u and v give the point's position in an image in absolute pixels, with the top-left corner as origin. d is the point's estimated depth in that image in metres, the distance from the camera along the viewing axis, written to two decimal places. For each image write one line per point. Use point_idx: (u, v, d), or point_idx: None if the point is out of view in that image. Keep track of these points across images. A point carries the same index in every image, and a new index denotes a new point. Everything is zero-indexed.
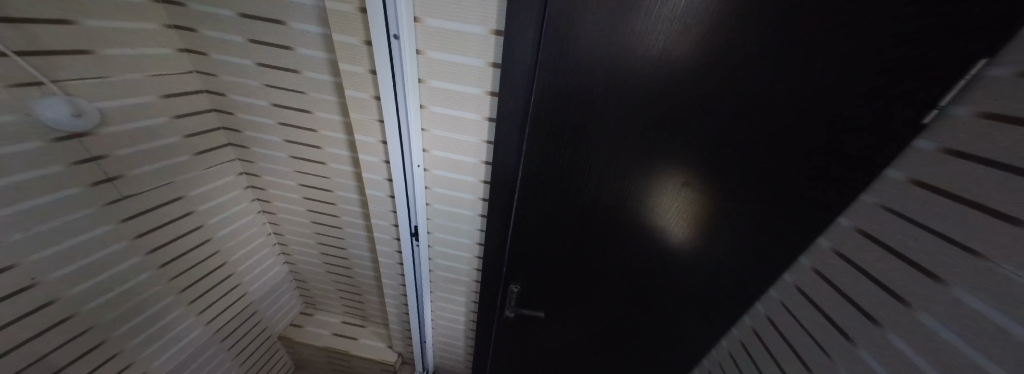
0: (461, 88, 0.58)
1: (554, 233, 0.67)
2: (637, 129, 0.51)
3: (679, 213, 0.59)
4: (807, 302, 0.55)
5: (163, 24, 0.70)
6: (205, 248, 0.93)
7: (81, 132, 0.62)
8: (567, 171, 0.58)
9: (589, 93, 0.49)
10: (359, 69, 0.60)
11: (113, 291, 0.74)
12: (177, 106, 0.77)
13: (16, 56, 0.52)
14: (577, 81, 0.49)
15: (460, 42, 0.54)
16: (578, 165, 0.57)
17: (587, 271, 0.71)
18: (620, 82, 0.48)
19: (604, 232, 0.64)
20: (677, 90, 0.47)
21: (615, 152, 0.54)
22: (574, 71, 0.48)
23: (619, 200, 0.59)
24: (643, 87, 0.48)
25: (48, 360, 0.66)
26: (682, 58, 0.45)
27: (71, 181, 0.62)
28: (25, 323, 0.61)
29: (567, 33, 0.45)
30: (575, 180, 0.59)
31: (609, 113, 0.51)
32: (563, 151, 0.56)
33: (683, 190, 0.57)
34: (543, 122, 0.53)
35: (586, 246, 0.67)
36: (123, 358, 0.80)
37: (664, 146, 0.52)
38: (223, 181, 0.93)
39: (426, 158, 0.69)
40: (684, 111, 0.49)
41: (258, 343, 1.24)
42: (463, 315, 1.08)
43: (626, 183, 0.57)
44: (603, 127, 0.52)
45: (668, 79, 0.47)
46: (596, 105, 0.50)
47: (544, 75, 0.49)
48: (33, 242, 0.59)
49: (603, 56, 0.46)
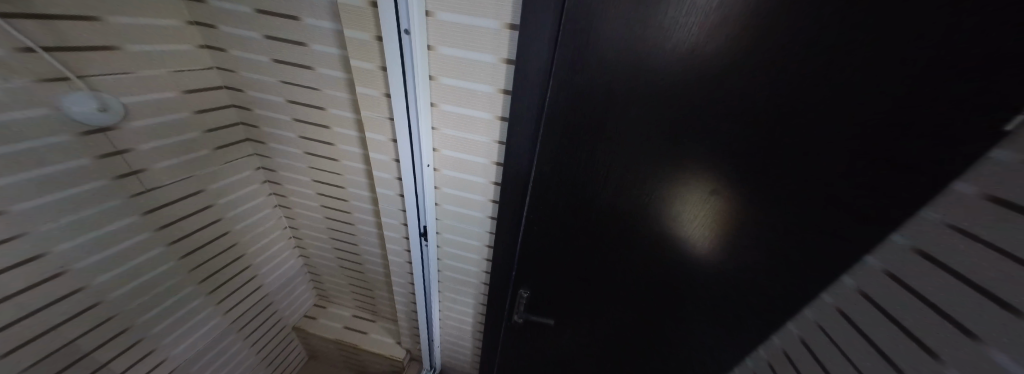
0: (473, 86, 0.56)
1: (567, 239, 0.64)
2: (660, 132, 0.47)
3: (701, 222, 0.55)
4: (850, 326, 0.49)
5: (185, 21, 0.71)
6: (223, 241, 0.96)
7: (108, 127, 0.64)
8: (581, 175, 0.55)
9: (609, 93, 0.46)
10: (369, 65, 0.58)
11: (135, 280, 0.77)
12: (198, 102, 0.79)
13: (44, 51, 0.53)
14: (595, 79, 0.45)
15: (472, 37, 0.51)
16: (592, 169, 0.53)
17: (599, 280, 0.68)
18: (643, 80, 0.44)
19: (620, 240, 0.60)
20: (706, 89, 0.43)
21: (633, 156, 0.50)
22: (593, 68, 0.45)
23: (636, 206, 0.55)
24: (668, 86, 0.44)
25: (76, 345, 0.69)
26: (714, 54, 0.40)
27: (98, 174, 0.64)
28: (56, 309, 0.64)
29: (585, 27, 0.42)
30: (589, 184, 0.55)
31: (628, 114, 0.47)
32: (576, 154, 0.53)
33: (707, 198, 0.53)
34: (557, 123, 0.50)
35: (600, 253, 0.64)
36: (146, 344, 0.84)
37: (687, 151, 0.48)
38: (241, 175, 0.95)
39: (435, 158, 0.67)
40: (713, 111, 0.44)
41: (273, 334, 1.28)
42: (471, 316, 1.07)
43: (645, 190, 0.54)
44: (623, 129, 0.48)
45: (695, 77, 0.42)
46: (616, 106, 0.47)
47: (559, 72, 0.46)
48: (63, 232, 0.62)
49: (625, 51, 0.42)
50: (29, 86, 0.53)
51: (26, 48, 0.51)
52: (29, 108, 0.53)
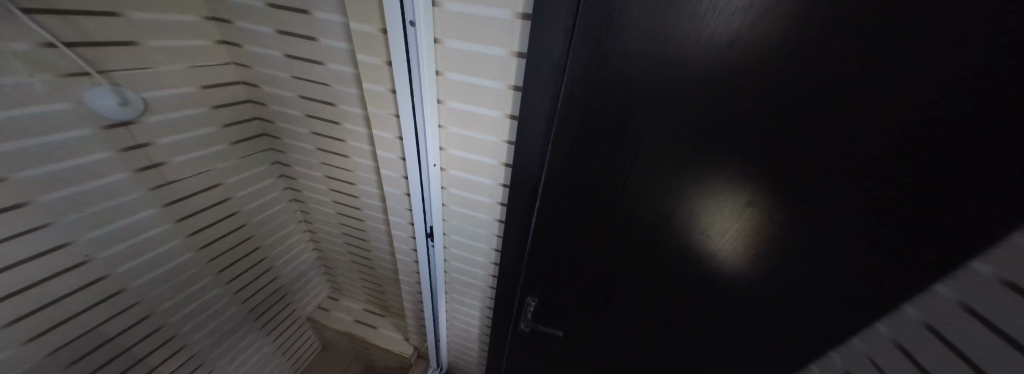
0: (481, 82, 0.52)
1: (580, 247, 0.59)
2: (690, 134, 0.41)
3: (735, 239, 0.49)
4: (910, 362, 0.42)
5: (203, 16, 0.71)
6: (240, 233, 0.98)
7: (128, 121, 0.65)
8: (597, 179, 0.50)
9: (630, 91, 0.41)
10: (375, 60, 0.56)
11: (156, 269, 0.79)
12: (216, 97, 0.80)
13: (65, 46, 0.54)
14: (616, 75, 0.40)
15: (481, 28, 0.47)
16: (608, 174, 0.49)
17: (613, 291, 0.63)
18: (670, 77, 0.39)
19: (638, 251, 0.55)
20: (750, 88, 0.36)
21: (657, 160, 0.45)
22: (615, 63, 0.39)
23: (658, 216, 0.50)
24: (704, 83, 0.38)
25: (100, 330, 0.72)
26: (767, 45, 0.34)
27: (118, 167, 0.66)
28: (81, 296, 0.67)
29: (606, 16, 0.37)
30: (604, 189, 0.51)
31: (654, 113, 0.42)
32: (593, 157, 0.48)
33: (742, 211, 0.46)
34: (571, 124, 0.46)
35: (615, 265, 0.59)
36: (167, 331, 0.87)
37: (718, 157, 0.42)
38: (257, 170, 0.97)
39: (442, 157, 0.65)
40: (758, 115, 0.38)
41: (288, 324, 1.31)
42: (478, 318, 1.04)
43: (669, 197, 0.48)
44: (646, 132, 0.43)
45: (740, 74, 0.36)
46: (636, 106, 0.42)
47: (575, 67, 0.42)
48: (87, 223, 0.64)
49: (652, 43, 0.37)
50: (45, 80, 0.54)
51: (47, 43, 0.52)
52: (52, 102, 0.55)
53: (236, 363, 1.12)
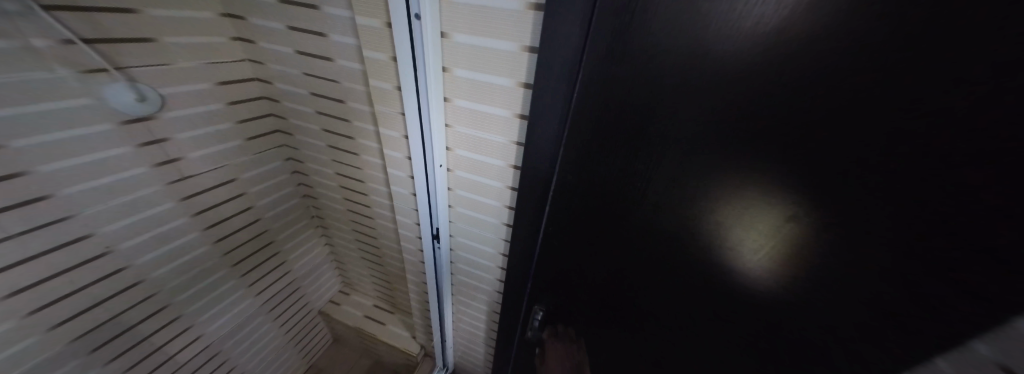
0: (489, 80, 0.49)
1: (586, 259, 0.49)
2: (742, 130, 0.28)
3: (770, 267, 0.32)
4: None
5: (218, 13, 0.72)
6: (254, 227, 1.00)
7: (146, 116, 0.66)
8: (618, 208, 0.40)
9: (658, 86, 0.30)
10: (381, 56, 0.53)
11: (173, 261, 0.82)
12: (231, 93, 0.81)
13: (84, 43, 0.55)
14: (650, 94, 0.31)
15: (490, 21, 0.44)
16: (633, 207, 0.38)
17: (629, 321, 0.50)
18: (714, 66, 0.27)
19: (657, 273, 0.41)
20: (870, 125, 0.23)
21: (704, 193, 0.33)
22: (648, 76, 0.30)
23: (695, 267, 0.37)
24: (786, 115, 0.25)
25: (121, 318, 0.74)
26: (893, 56, 0.21)
27: (137, 162, 0.68)
28: (102, 286, 0.69)
29: (640, 16, 0.28)
30: (625, 222, 0.40)
31: (704, 145, 0.30)
32: (615, 181, 0.38)
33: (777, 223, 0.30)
34: (585, 139, 0.38)
35: (630, 287, 0.46)
36: (184, 321, 0.90)
37: (792, 151, 0.27)
38: (271, 165, 0.99)
39: (448, 158, 0.62)
40: (885, 165, 0.23)
41: (301, 316, 1.34)
42: (485, 321, 1.02)
43: (696, 200, 0.34)
44: (674, 135, 0.31)
45: (849, 101, 0.23)
46: (665, 106, 0.31)
47: (595, 79, 0.34)
48: (106, 216, 0.66)
49: (701, 56, 0.27)
50: (69, 77, 0.55)
51: (67, 40, 0.53)
52: (73, 97, 0.56)
53: (250, 353, 1.15)
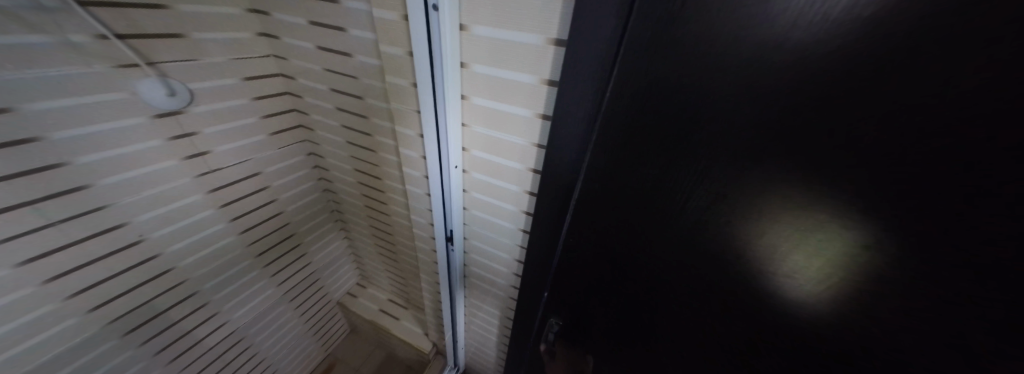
0: (511, 77, 0.46)
1: (608, 278, 0.44)
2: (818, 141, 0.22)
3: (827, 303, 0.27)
4: None
5: (244, 8, 0.72)
6: (277, 220, 1.02)
7: (177, 111, 0.69)
8: (649, 226, 0.34)
9: (712, 89, 0.25)
10: (397, 51, 0.51)
11: (202, 251, 0.84)
12: (257, 89, 0.82)
13: (118, 39, 0.57)
14: (698, 102, 0.26)
15: (514, 12, 0.40)
16: (668, 228, 0.33)
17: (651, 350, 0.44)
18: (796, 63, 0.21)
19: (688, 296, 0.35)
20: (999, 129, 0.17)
21: (756, 212, 0.27)
22: (697, 81, 0.25)
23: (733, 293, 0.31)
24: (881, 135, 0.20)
25: (153, 303, 0.78)
26: None
27: (167, 155, 0.70)
28: (136, 271, 0.73)
29: (690, 8, 0.23)
30: (656, 243, 0.35)
31: (762, 165, 0.25)
32: (647, 197, 0.33)
33: (843, 250, 0.25)
34: (615, 149, 0.33)
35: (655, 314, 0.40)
36: (211, 307, 0.93)
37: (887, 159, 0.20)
38: (294, 160, 1.00)
39: (464, 158, 0.60)
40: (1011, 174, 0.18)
41: (320, 306, 1.38)
42: (497, 325, 1.00)
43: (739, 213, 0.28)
44: (725, 149, 0.26)
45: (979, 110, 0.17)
46: (718, 113, 0.25)
47: (630, 82, 0.29)
48: (140, 206, 0.69)
49: (770, 57, 0.22)
50: (106, 71, 0.58)
51: (101, 35, 0.55)
52: (109, 92, 0.59)
53: (272, 340, 1.20)
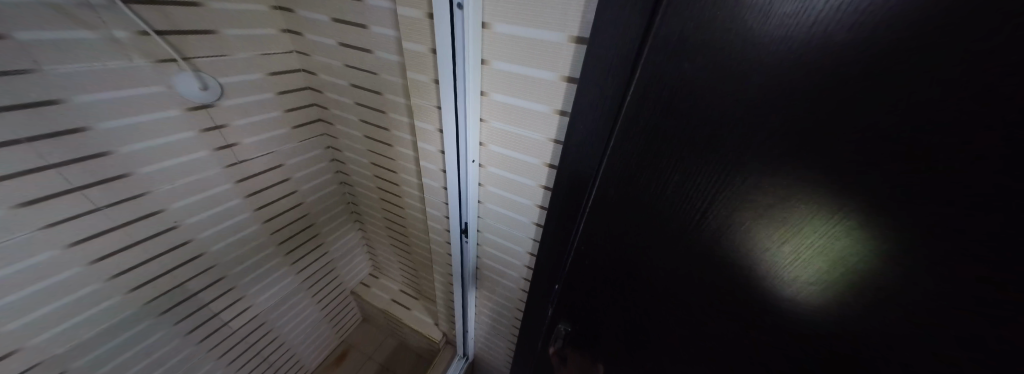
0: (531, 73, 0.47)
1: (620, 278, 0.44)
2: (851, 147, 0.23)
3: (830, 302, 0.28)
4: None
5: (270, 6, 0.75)
6: (297, 210, 1.07)
7: (208, 104, 0.72)
8: (668, 223, 0.35)
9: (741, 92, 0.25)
10: (420, 47, 0.53)
11: (229, 238, 0.89)
12: (281, 84, 0.85)
13: (157, 34, 0.60)
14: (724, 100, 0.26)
15: (537, 10, 0.41)
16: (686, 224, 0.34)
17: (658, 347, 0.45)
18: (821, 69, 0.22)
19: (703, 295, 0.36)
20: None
21: (755, 203, 0.29)
22: (723, 80, 0.26)
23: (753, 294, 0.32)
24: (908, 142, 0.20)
25: (185, 286, 0.83)
26: None
27: (199, 145, 0.74)
28: (171, 255, 0.77)
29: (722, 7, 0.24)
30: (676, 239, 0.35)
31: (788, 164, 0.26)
32: (668, 192, 0.34)
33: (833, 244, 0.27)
34: (639, 146, 0.33)
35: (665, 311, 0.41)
36: (237, 292, 0.98)
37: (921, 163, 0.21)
38: (312, 153, 1.04)
39: (482, 153, 0.62)
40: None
41: (335, 295, 1.43)
42: (507, 316, 1.03)
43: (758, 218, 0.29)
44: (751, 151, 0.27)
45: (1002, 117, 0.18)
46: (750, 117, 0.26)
47: (655, 80, 0.29)
48: (175, 194, 0.73)
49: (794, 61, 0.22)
50: (146, 66, 0.61)
51: (142, 31, 0.58)
52: (145, 85, 0.62)
53: (291, 325, 1.25)
